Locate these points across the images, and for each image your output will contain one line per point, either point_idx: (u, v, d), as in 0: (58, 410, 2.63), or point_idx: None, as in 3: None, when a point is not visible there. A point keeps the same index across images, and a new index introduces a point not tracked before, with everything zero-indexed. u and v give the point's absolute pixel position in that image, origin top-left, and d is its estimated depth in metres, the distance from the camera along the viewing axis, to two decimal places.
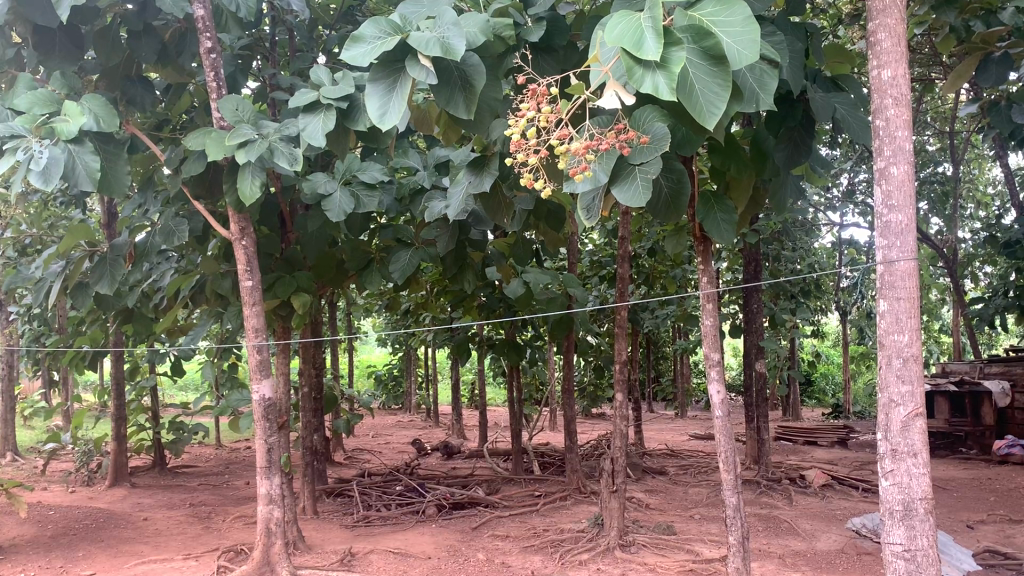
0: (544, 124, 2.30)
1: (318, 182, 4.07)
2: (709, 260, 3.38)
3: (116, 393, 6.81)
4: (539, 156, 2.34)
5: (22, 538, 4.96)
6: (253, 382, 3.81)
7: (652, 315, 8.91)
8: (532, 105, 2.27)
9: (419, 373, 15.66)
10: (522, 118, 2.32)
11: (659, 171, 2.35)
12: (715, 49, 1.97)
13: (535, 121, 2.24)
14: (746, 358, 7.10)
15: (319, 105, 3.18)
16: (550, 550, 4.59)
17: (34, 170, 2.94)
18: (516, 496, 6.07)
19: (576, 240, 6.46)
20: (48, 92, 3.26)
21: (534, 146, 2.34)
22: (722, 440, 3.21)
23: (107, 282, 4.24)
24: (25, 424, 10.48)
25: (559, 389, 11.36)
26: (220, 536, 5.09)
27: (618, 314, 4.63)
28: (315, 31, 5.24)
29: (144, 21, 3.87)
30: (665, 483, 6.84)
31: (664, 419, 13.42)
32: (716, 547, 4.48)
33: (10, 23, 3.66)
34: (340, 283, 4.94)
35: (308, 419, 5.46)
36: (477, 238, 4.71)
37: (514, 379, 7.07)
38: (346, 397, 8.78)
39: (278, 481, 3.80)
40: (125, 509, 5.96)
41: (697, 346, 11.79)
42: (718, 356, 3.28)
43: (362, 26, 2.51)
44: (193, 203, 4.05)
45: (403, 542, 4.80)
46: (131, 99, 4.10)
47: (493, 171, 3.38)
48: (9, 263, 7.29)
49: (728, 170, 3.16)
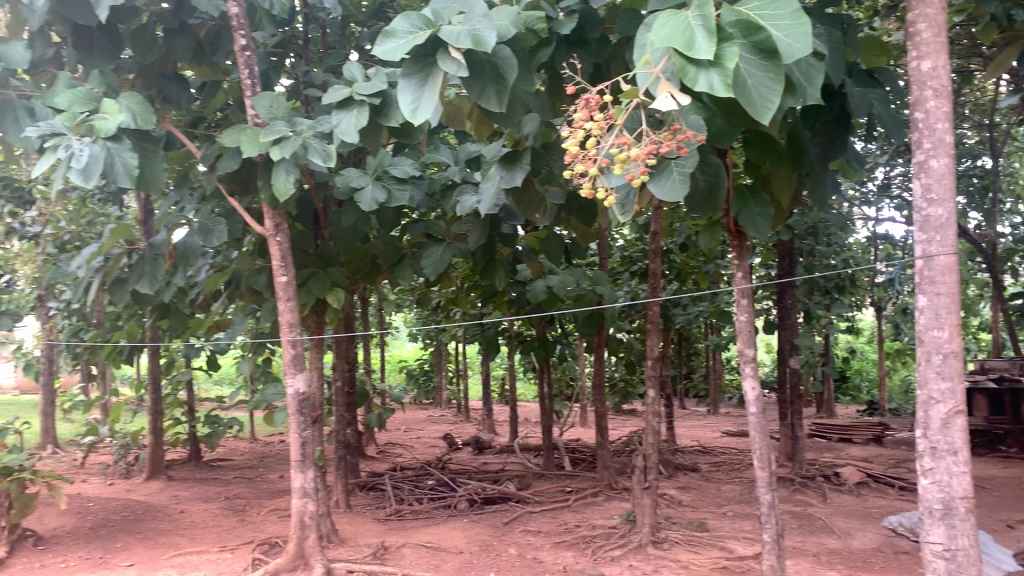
0: (599, 133, 2.29)
1: (351, 177, 4.11)
2: (744, 256, 3.36)
3: (152, 388, 6.90)
4: (596, 166, 2.34)
5: (63, 529, 5.06)
6: (287, 377, 3.86)
7: (685, 311, 8.86)
8: (587, 115, 2.26)
9: (449, 369, 15.68)
10: (577, 129, 2.31)
11: (695, 165, 2.43)
12: (766, 43, 2.01)
13: (593, 132, 2.24)
14: (780, 354, 7.02)
15: (352, 101, 3.20)
16: (582, 546, 4.59)
17: (75, 168, 2.99)
18: (546, 491, 6.08)
19: (608, 235, 6.44)
20: (86, 91, 3.32)
21: (591, 155, 2.33)
22: (756, 437, 3.23)
23: (148, 280, 4.30)
24: (64, 418, 10.68)
25: (589, 384, 11.32)
26: (254, 529, 5.14)
27: (649, 310, 4.59)
28: (346, 28, 5.25)
29: (179, 19, 3.92)
30: (698, 480, 6.81)
31: (696, 415, 13.32)
32: (748, 544, 4.46)
33: (50, 24, 3.73)
34: (373, 279, 4.91)
35: (339, 413, 5.52)
36: (507, 232, 4.73)
37: (545, 375, 7.05)
38: (378, 393, 8.82)
39: (312, 475, 3.85)
40: (161, 502, 6.04)
41: (729, 342, 11.69)
42: (753, 352, 3.30)
43: (393, 21, 2.53)
44: (229, 199, 4.09)
45: (435, 537, 4.82)
46: (167, 97, 4.16)
47: (524, 164, 3.39)
48: (48, 259, 7.41)
49: (764, 165, 3.06)
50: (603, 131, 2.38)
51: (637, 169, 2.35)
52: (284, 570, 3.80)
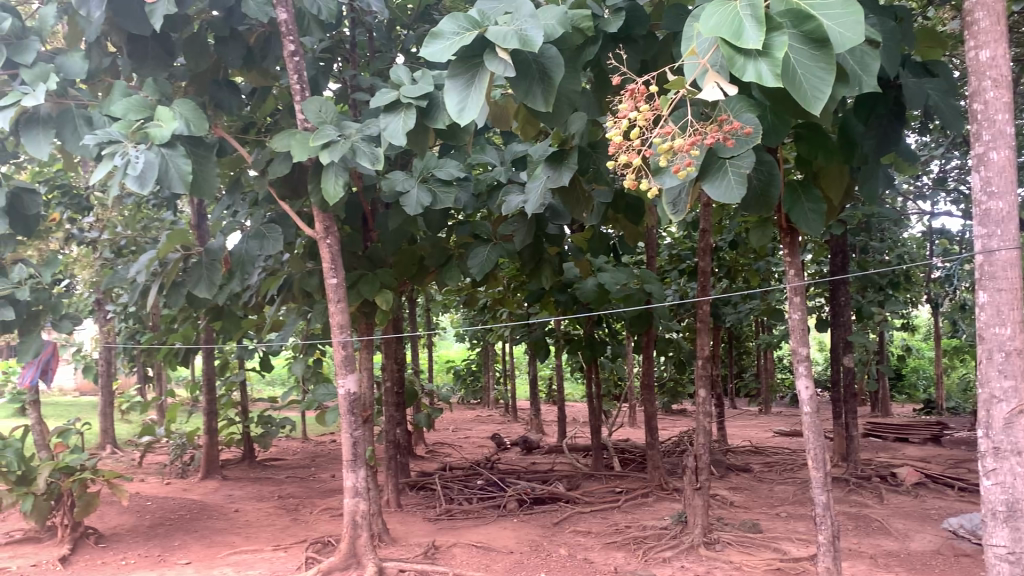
0: (644, 123, 2.25)
1: (397, 180, 4.14)
2: (796, 252, 3.32)
3: (207, 389, 7.04)
4: (640, 157, 2.29)
5: (123, 526, 5.19)
6: (338, 377, 3.90)
7: (735, 309, 8.75)
8: (631, 104, 2.23)
9: (497, 369, 15.69)
10: (622, 120, 2.27)
11: (751, 165, 2.39)
12: (817, 32, 1.98)
13: (637, 120, 2.20)
14: (833, 353, 6.88)
15: (399, 104, 3.23)
16: (633, 547, 4.56)
17: (131, 175, 3.06)
18: (596, 492, 6.06)
19: (656, 233, 6.38)
20: (140, 98, 3.39)
21: (635, 146, 2.29)
22: (810, 437, 3.18)
23: (205, 284, 4.38)
24: (123, 419, 10.96)
25: (637, 384, 11.25)
26: (308, 528, 5.21)
27: (700, 309, 4.53)
28: (393, 32, 5.29)
29: (229, 26, 3.99)
30: (750, 480, 6.72)
31: (747, 415, 13.14)
32: (803, 546, 4.38)
33: (106, 33, 3.83)
34: (422, 281, 4.97)
35: (389, 414, 5.58)
36: (554, 232, 4.73)
37: (593, 375, 7.02)
38: (427, 393, 8.88)
39: (363, 474, 3.89)
40: (217, 501, 6.15)
41: (780, 340, 11.51)
42: (806, 350, 3.25)
43: (441, 22, 2.55)
44: (280, 203, 4.15)
45: (486, 536, 4.84)
46: (218, 102, 4.26)
47: (572, 164, 3.36)
48: (106, 264, 7.61)
49: (816, 159, 3.01)
50: (649, 121, 2.33)
51: (684, 161, 2.30)
52: (337, 569, 3.84)
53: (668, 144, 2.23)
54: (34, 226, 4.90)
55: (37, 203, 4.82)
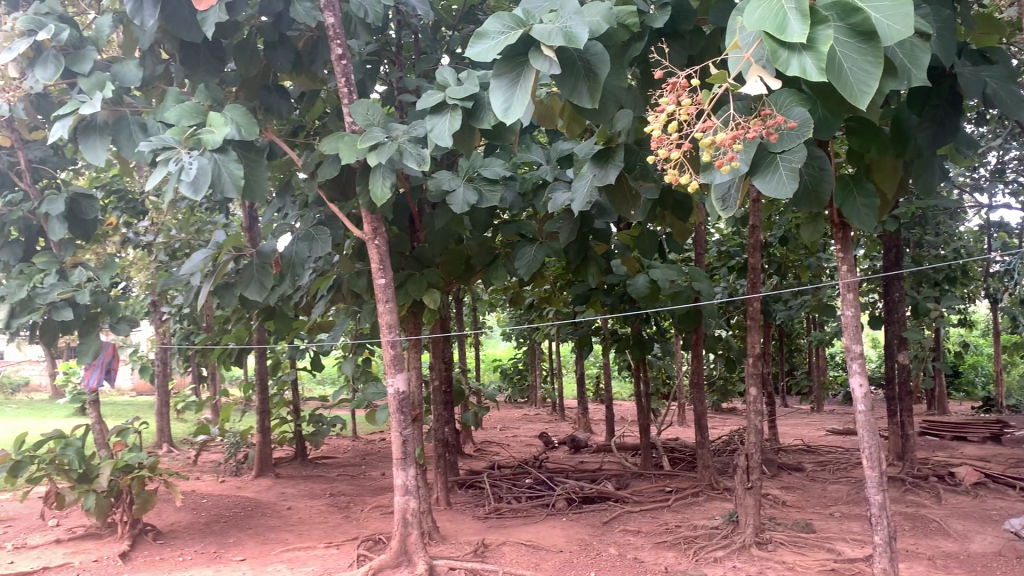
0: (684, 117, 2.23)
1: (443, 179, 4.16)
2: (849, 247, 3.27)
3: (260, 388, 7.16)
4: (680, 151, 2.26)
5: (180, 523, 5.30)
6: (387, 376, 3.94)
7: (785, 306, 8.62)
8: (672, 97, 2.21)
9: (544, 367, 15.69)
10: (662, 113, 2.25)
11: (803, 159, 2.35)
12: (864, 25, 1.95)
13: (678, 114, 2.17)
14: (887, 350, 6.75)
15: (444, 105, 3.25)
16: (684, 546, 4.53)
17: (185, 181, 3.13)
18: (646, 491, 6.03)
19: (704, 230, 6.31)
20: (192, 104, 3.46)
21: (676, 141, 2.27)
22: (864, 436, 3.12)
23: (256, 287, 4.45)
24: (179, 418, 11.21)
25: (686, 382, 11.15)
26: (359, 526, 5.26)
27: (750, 306, 4.47)
28: (438, 33, 5.32)
29: (279, 31, 4.04)
30: (802, 479, 6.63)
31: (799, 413, 12.93)
32: (858, 546, 4.31)
33: (159, 41, 3.91)
34: (468, 280, 4.97)
35: (437, 412, 5.61)
36: (600, 229, 4.71)
37: (641, 374, 6.97)
38: (474, 392, 8.91)
39: (413, 472, 3.91)
40: (270, 499, 6.26)
41: (833, 337, 11.30)
42: (859, 347, 3.18)
43: (486, 22, 2.56)
44: (329, 205, 4.21)
45: (535, 535, 4.84)
46: (269, 107, 4.33)
47: (618, 163, 3.37)
48: (161, 266, 7.78)
49: (869, 153, 2.96)
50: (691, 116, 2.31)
51: (725, 156, 2.28)
52: (388, 566, 3.86)
53: (711, 139, 2.20)
54: (92, 230, 5.04)
55: (95, 208, 4.96)
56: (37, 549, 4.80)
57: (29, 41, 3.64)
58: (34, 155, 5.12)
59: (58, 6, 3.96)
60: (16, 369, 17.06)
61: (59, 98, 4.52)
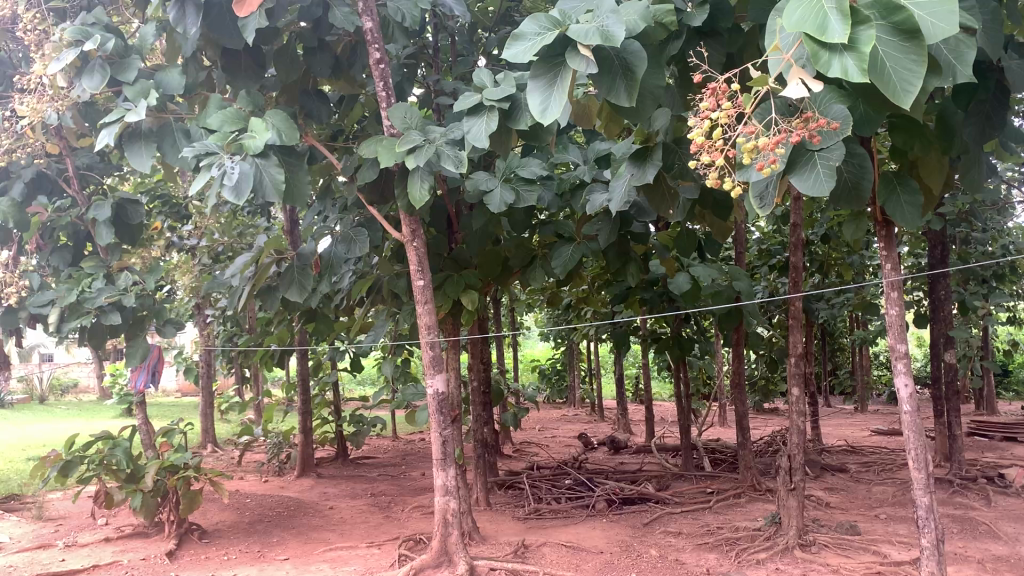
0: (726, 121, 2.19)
1: (481, 180, 4.18)
2: (892, 245, 3.22)
3: (302, 389, 7.25)
4: (722, 156, 2.23)
5: (224, 523, 5.38)
6: (427, 377, 3.96)
7: (828, 304, 8.50)
8: (713, 103, 2.17)
9: (583, 367, 15.65)
10: (704, 119, 2.22)
11: (842, 156, 2.32)
12: (907, 23, 1.91)
13: (720, 119, 2.14)
14: (934, 349, 6.62)
15: (481, 107, 3.25)
16: (726, 548, 4.50)
17: (227, 185, 3.18)
18: (687, 492, 6.00)
19: (744, 228, 6.25)
20: (235, 110, 3.53)
21: (718, 146, 2.24)
22: (911, 437, 3.07)
23: (297, 288, 4.51)
24: (223, 418, 11.39)
25: (727, 382, 11.05)
26: (399, 525, 5.30)
27: (792, 305, 4.42)
28: (475, 35, 5.33)
29: (317, 36, 4.09)
30: (847, 481, 6.53)
31: (842, 413, 12.73)
32: (905, 549, 4.23)
33: (202, 48, 3.99)
34: (506, 280, 4.98)
35: (477, 413, 5.64)
36: (638, 229, 4.70)
37: (681, 374, 6.93)
38: (512, 392, 8.93)
39: (453, 473, 3.93)
40: (313, 498, 6.33)
41: (877, 336, 11.12)
42: (905, 347, 3.13)
43: (522, 23, 2.56)
44: (368, 207, 4.25)
45: (576, 536, 4.84)
46: (309, 112, 4.38)
47: (655, 163, 3.37)
48: (205, 269, 7.91)
49: (913, 149, 2.93)
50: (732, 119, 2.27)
51: (768, 159, 2.26)
52: (429, 566, 3.89)
53: (753, 143, 2.17)
54: (139, 235, 5.15)
55: (141, 213, 5.07)
56: (87, 547, 4.92)
57: (76, 51, 3.76)
58: (81, 162, 5.24)
59: (104, 16, 4.06)
60: (67, 371, 17.48)
61: (105, 106, 4.62)
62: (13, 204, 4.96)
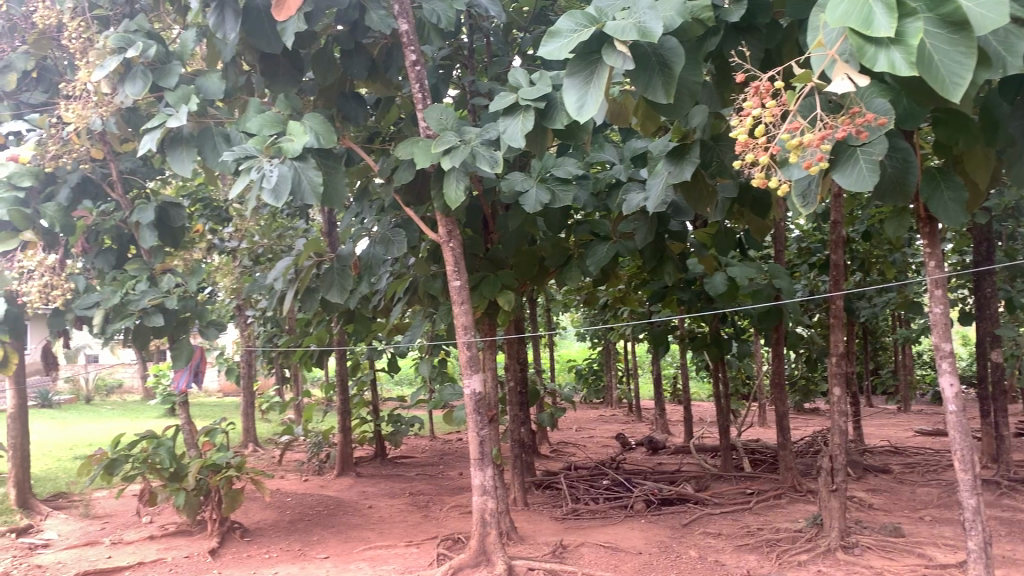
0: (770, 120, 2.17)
1: (516, 180, 4.19)
2: (936, 242, 3.14)
3: (341, 389, 7.32)
4: (767, 154, 2.21)
5: (265, 521, 5.45)
6: (464, 377, 3.97)
7: (869, 304, 8.37)
8: (757, 100, 2.15)
9: (620, 367, 15.59)
10: (747, 118, 2.20)
11: (885, 151, 2.30)
12: (955, 15, 1.89)
13: (764, 118, 2.12)
14: (980, 348, 6.48)
15: (518, 107, 3.26)
16: (766, 549, 4.45)
17: (266, 188, 3.22)
18: (726, 492, 5.95)
19: (783, 226, 6.18)
20: (274, 114, 3.57)
21: (762, 144, 2.22)
22: (956, 437, 3.02)
23: (337, 289, 4.55)
24: (263, 418, 11.54)
25: (766, 382, 10.93)
26: (438, 525, 5.33)
27: (833, 304, 4.35)
28: (510, 35, 5.34)
29: (354, 39, 4.12)
30: (890, 482, 6.42)
31: (885, 413, 12.52)
32: (951, 552, 4.15)
33: (241, 52, 4.04)
34: (542, 280, 4.98)
35: (514, 412, 5.65)
36: (676, 228, 4.67)
37: (720, 374, 6.87)
38: (549, 392, 8.92)
39: (491, 473, 3.94)
40: (352, 497, 6.40)
41: (921, 334, 10.92)
42: (950, 346, 3.07)
43: (558, 21, 2.56)
44: (405, 208, 4.27)
45: (614, 536, 4.83)
46: (347, 115, 4.42)
47: (693, 158, 3.35)
48: (245, 271, 8.02)
49: (956, 144, 2.88)
50: (776, 117, 2.25)
51: (814, 156, 2.22)
52: (468, 566, 3.90)
53: (798, 140, 2.15)
54: (180, 237, 5.25)
55: (183, 216, 5.17)
56: (132, 544, 5.01)
57: (119, 58, 3.83)
58: (125, 167, 5.34)
59: (146, 23, 4.13)
60: (112, 371, 17.82)
61: (148, 112, 4.70)
62: (60, 209, 5.01)
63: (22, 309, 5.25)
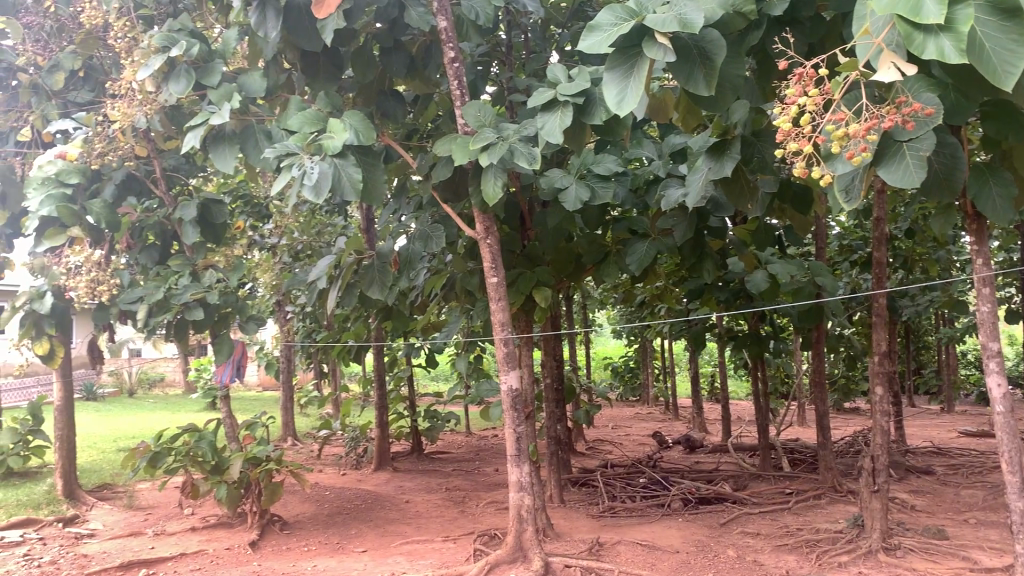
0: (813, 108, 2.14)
1: (555, 177, 4.18)
2: (984, 239, 3.09)
3: (378, 385, 7.37)
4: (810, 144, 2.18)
5: (304, 514, 5.51)
6: (501, 373, 3.97)
7: (912, 302, 8.22)
8: (800, 88, 2.12)
9: (657, 364, 15.49)
10: (790, 106, 2.17)
11: (931, 147, 2.26)
12: (1007, 2, 1.85)
13: (808, 106, 2.09)
14: None
15: (557, 102, 3.26)
16: (806, 550, 4.40)
17: (308, 185, 3.25)
18: (765, 492, 5.89)
19: (824, 222, 6.10)
20: (315, 112, 3.60)
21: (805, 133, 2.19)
22: (1004, 438, 2.96)
23: (376, 285, 4.57)
24: (302, 413, 11.65)
25: (806, 380, 10.78)
26: (474, 520, 5.34)
27: (875, 302, 4.28)
28: (547, 31, 5.32)
29: (393, 36, 4.13)
30: (933, 483, 6.30)
31: (928, 413, 12.27)
32: (997, 555, 4.06)
33: (282, 50, 4.08)
34: (580, 277, 4.96)
35: (550, 409, 5.64)
36: (715, 224, 4.63)
37: (759, 373, 6.80)
38: (586, 390, 8.90)
39: (527, 469, 3.93)
40: (389, 492, 6.44)
41: (966, 334, 10.69)
42: (997, 345, 3.01)
43: (598, 15, 2.56)
44: (442, 205, 4.28)
45: (651, 534, 4.80)
46: (385, 112, 4.45)
47: (733, 155, 3.31)
48: (285, 267, 8.10)
49: (1006, 139, 2.82)
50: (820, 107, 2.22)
51: (858, 147, 2.19)
52: (504, 561, 3.90)
53: (842, 130, 2.12)
54: (221, 233, 5.31)
55: (224, 212, 5.24)
56: (174, 536, 5.10)
57: (162, 57, 3.89)
58: (168, 164, 5.42)
59: (189, 22, 4.19)
60: (154, 365, 18.09)
61: (191, 110, 4.77)
62: (106, 206, 5.00)
63: (70, 304, 5.40)
